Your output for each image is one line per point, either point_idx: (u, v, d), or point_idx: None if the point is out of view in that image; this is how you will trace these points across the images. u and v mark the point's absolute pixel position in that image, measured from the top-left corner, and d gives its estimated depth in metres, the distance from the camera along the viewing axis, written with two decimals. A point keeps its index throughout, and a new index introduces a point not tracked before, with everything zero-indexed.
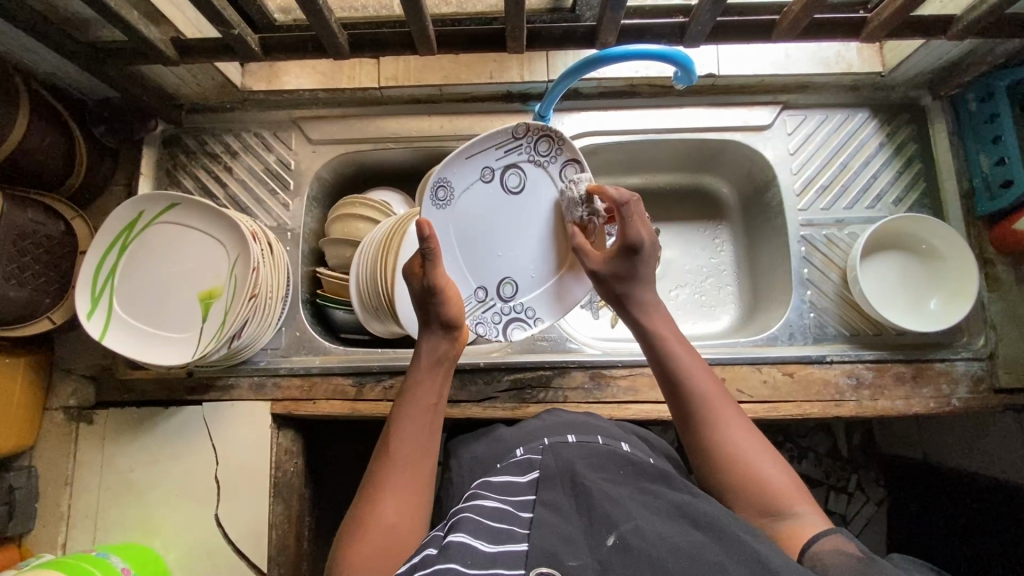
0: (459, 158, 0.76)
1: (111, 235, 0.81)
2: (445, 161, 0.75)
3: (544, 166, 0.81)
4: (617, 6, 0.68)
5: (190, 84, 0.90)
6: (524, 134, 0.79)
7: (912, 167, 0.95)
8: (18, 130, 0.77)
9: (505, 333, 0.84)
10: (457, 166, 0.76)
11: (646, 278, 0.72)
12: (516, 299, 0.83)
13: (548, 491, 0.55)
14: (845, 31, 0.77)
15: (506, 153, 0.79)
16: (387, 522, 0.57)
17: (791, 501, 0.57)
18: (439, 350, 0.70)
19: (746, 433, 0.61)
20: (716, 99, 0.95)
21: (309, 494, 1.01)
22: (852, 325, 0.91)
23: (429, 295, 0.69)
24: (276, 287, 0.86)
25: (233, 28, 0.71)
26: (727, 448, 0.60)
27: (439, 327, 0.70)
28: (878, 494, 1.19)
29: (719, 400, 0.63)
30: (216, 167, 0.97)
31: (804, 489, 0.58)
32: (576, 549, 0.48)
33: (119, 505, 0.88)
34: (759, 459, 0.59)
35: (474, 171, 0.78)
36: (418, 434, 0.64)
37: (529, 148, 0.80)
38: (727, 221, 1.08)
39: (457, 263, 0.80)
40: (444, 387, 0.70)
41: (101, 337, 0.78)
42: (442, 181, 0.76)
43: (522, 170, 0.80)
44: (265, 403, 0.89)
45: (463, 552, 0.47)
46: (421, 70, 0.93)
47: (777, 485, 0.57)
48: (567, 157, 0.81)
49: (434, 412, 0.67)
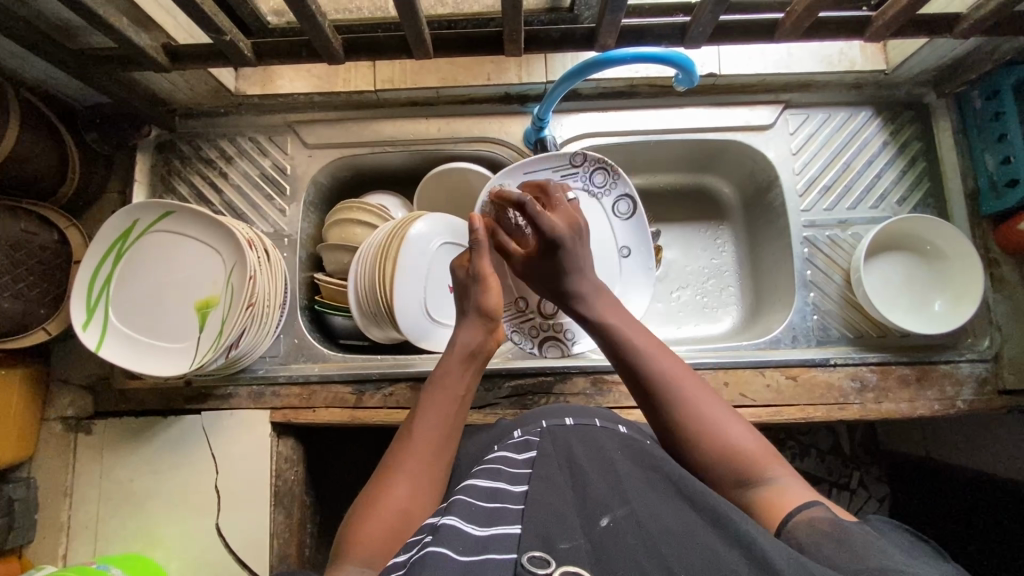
0: (518, 171, 0.86)
1: (107, 243, 0.80)
2: (507, 171, 0.85)
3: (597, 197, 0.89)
4: (616, 9, 0.66)
5: (183, 89, 0.88)
6: (581, 162, 0.87)
7: (916, 166, 0.94)
8: (10, 138, 0.76)
9: (539, 349, 0.89)
10: (516, 178, 0.86)
11: (584, 268, 0.71)
12: (555, 317, 0.89)
13: (546, 470, 0.55)
14: (849, 31, 0.75)
15: (562, 177, 0.88)
16: (400, 505, 0.56)
17: (764, 467, 0.56)
18: (476, 342, 0.70)
19: (711, 400, 0.61)
20: (717, 98, 0.93)
21: (310, 499, 1.01)
22: (856, 328, 0.90)
23: (471, 282, 0.71)
24: (273, 298, 0.84)
25: (225, 35, 0.70)
26: (695, 425, 0.59)
27: (475, 316, 0.70)
28: (880, 491, 1.18)
29: (679, 374, 0.62)
30: (211, 173, 0.96)
31: (777, 453, 0.57)
32: (567, 531, 0.47)
33: (119, 516, 0.87)
34: (726, 427, 0.58)
35: (532, 186, 0.88)
36: (436, 424, 0.64)
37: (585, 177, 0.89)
38: (729, 221, 1.07)
39: (501, 272, 0.87)
40: (472, 380, 0.69)
41: (97, 347, 0.77)
42: (499, 187, 0.86)
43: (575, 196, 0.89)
44: (264, 411, 0.89)
45: (455, 537, 0.46)
46: (418, 72, 0.91)
47: (748, 448, 0.57)
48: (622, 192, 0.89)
49: (461, 405, 0.67)
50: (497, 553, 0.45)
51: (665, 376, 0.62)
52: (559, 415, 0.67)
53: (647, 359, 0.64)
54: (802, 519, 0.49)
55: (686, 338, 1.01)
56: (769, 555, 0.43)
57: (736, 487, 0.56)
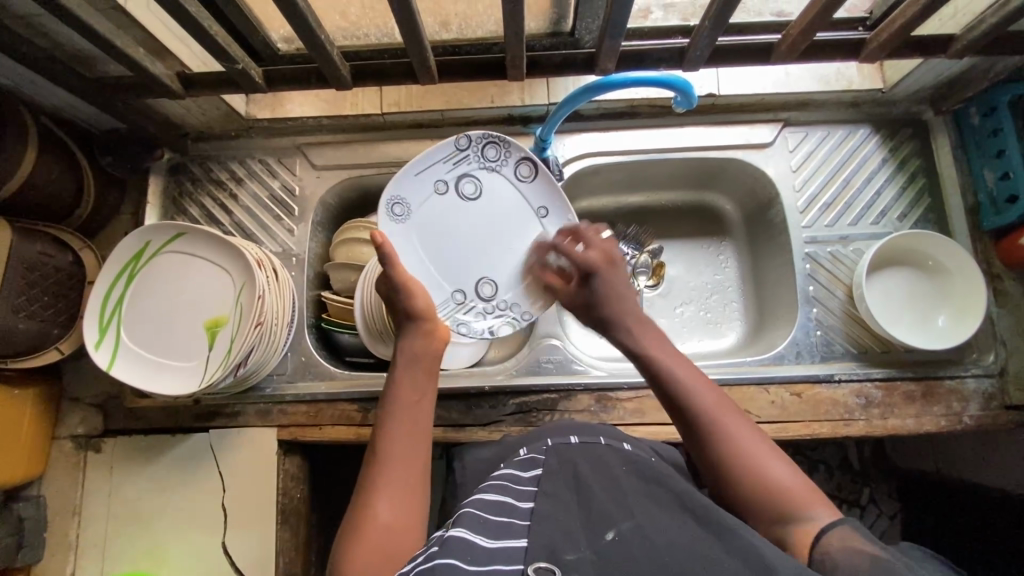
0: (409, 175, 0.80)
1: (119, 266, 0.82)
2: (395, 180, 0.79)
3: (497, 171, 0.83)
4: (616, 36, 0.69)
5: (195, 114, 0.91)
6: (468, 144, 0.82)
7: (916, 182, 0.94)
8: (27, 164, 0.78)
9: (492, 331, 0.85)
10: (408, 182, 0.80)
11: (616, 292, 0.73)
12: (497, 297, 0.85)
13: (551, 485, 0.55)
14: (844, 53, 0.77)
15: (456, 165, 0.82)
16: (384, 523, 0.56)
17: (803, 504, 0.55)
18: (422, 347, 0.71)
19: (751, 435, 0.60)
20: (717, 118, 0.95)
21: (316, 517, 1.01)
22: (860, 344, 0.90)
23: (394, 291, 0.72)
24: (281, 315, 0.86)
25: (237, 63, 0.72)
26: (738, 462, 0.58)
27: (413, 322, 0.72)
28: (891, 507, 1.19)
29: (721, 409, 0.62)
30: (221, 194, 0.98)
31: (819, 492, 0.56)
32: (573, 544, 0.48)
33: (126, 534, 0.88)
34: (769, 460, 0.58)
35: (427, 183, 0.82)
36: (403, 433, 0.64)
37: (478, 156, 0.83)
38: (731, 237, 1.08)
39: (430, 272, 0.83)
40: (430, 382, 0.69)
41: (108, 366, 0.79)
42: (397, 198, 0.80)
43: (476, 176, 0.83)
44: (271, 429, 0.89)
45: (464, 547, 0.47)
46: (424, 96, 0.94)
47: (789, 486, 0.56)
48: (518, 157, 0.83)
49: (424, 413, 0.67)
50: (504, 564, 0.46)
51: (707, 409, 0.62)
52: (565, 434, 0.67)
53: (688, 391, 0.63)
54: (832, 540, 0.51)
55: (690, 354, 1.01)
56: (771, 563, 0.44)
57: (774, 523, 0.55)
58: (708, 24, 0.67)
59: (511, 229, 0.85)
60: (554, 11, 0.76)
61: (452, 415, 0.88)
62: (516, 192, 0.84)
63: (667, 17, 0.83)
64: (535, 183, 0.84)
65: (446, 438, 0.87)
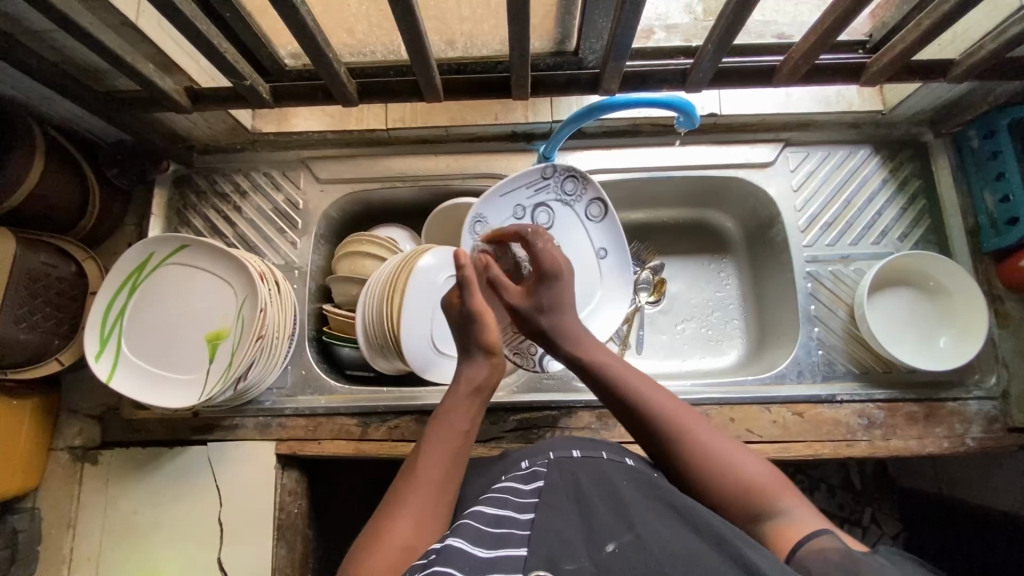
0: (495, 196, 0.87)
1: (122, 276, 0.82)
2: (483, 199, 0.86)
3: (570, 205, 0.91)
4: (620, 57, 0.70)
5: (201, 127, 0.91)
6: (552, 174, 0.89)
7: (916, 203, 0.95)
8: (34, 175, 0.79)
9: (543, 364, 0.92)
10: (492, 203, 0.87)
11: (568, 303, 0.73)
12: None
13: (551, 496, 0.56)
14: (846, 76, 0.78)
15: (536, 192, 0.89)
16: (403, 542, 0.55)
17: (776, 497, 0.58)
18: (480, 377, 0.69)
19: (709, 432, 0.63)
20: (718, 137, 0.96)
21: (313, 532, 1.00)
22: (862, 364, 0.90)
23: (466, 321, 0.70)
24: (282, 329, 0.86)
25: (246, 80, 0.74)
26: (704, 459, 0.61)
27: (478, 352, 0.70)
28: (893, 528, 1.15)
29: (670, 409, 0.65)
30: (225, 207, 0.98)
31: (788, 483, 0.60)
32: (572, 552, 0.48)
33: (121, 548, 0.87)
34: (737, 456, 0.61)
35: (509, 208, 0.89)
36: (444, 458, 0.63)
37: (556, 187, 0.90)
38: (732, 254, 1.08)
39: None
40: (478, 416, 0.69)
41: (108, 379, 0.79)
42: (479, 216, 0.88)
43: (551, 207, 0.90)
44: (270, 443, 0.89)
45: (461, 558, 0.47)
46: (428, 111, 0.95)
47: (757, 478, 0.59)
48: (592, 197, 0.90)
49: (466, 441, 0.66)
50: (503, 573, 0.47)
51: (661, 411, 0.64)
52: (567, 446, 0.65)
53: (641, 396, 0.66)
54: (811, 551, 0.51)
55: (691, 371, 1.01)
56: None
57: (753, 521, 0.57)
58: (711, 47, 0.68)
59: (575, 268, 0.92)
60: (559, 31, 0.76)
61: None
62: (584, 229, 0.92)
63: (669, 38, 0.84)
64: (602, 224, 0.92)
65: None
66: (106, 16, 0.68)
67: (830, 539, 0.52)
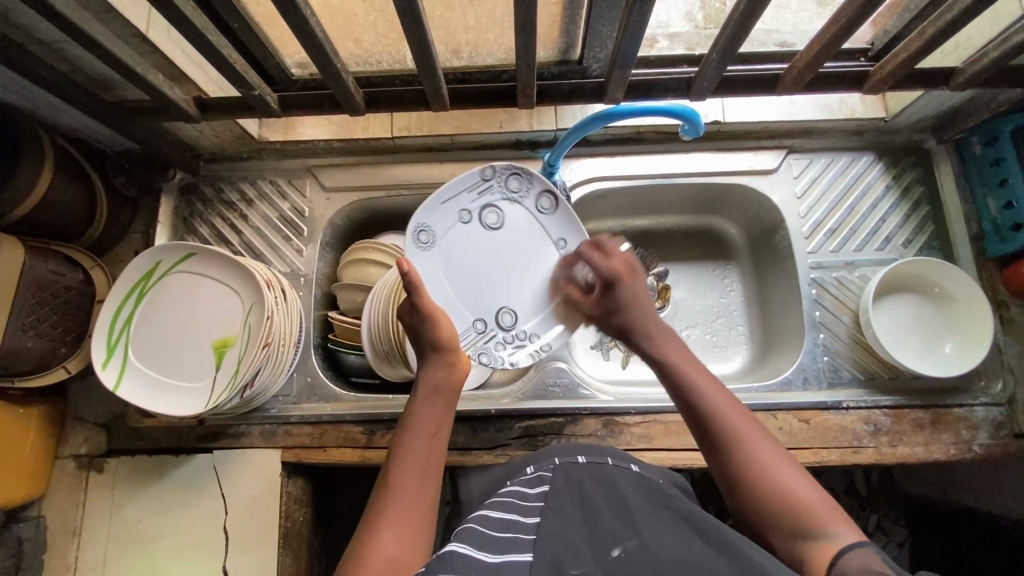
0: (434, 201, 0.76)
1: (129, 284, 0.83)
2: (421, 206, 0.75)
3: (520, 202, 0.79)
4: (625, 66, 0.70)
5: (208, 136, 0.92)
6: (492, 174, 0.78)
7: (919, 210, 0.95)
8: (42, 184, 0.79)
9: (513, 362, 0.80)
10: (434, 209, 0.76)
11: (637, 301, 0.73)
12: (517, 327, 0.80)
13: (557, 501, 0.56)
14: (849, 84, 0.79)
15: (480, 194, 0.78)
16: (390, 553, 0.55)
17: (824, 519, 0.54)
18: (440, 377, 0.70)
19: (764, 442, 0.61)
20: (722, 144, 0.96)
21: (318, 541, 0.99)
22: (867, 370, 0.90)
23: (419, 322, 0.70)
24: (288, 336, 0.86)
25: (254, 90, 0.74)
26: (754, 468, 0.59)
27: (435, 352, 0.70)
28: (899, 534, 1.15)
29: (730, 413, 0.63)
30: (232, 215, 0.99)
31: (839, 509, 0.56)
32: (578, 557, 0.48)
33: (126, 557, 0.87)
34: (789, 475, 0.58)
35: (453, 211, 0.77)
36: (414, 463, 0.63)
37: (501, 186, 0.79)
38: (736, 261, 1.08)
39: (451, 299, 0.78)
40: (444, 417, 0.69)
41: (115, 387, 0.79)
42: (421, 225, 0.76)
43: (500, 208, 0.79)
44: (276, 451, 0.89)
45: (465, 563, 0.47)
46: (434, 120, 0.96)
47: (808, 499, 0.56)
48: (541, 189, 0.79)
49: (434, 443, 0.66)
50: None
51: (718, 413, 0.63)
52: (571, 452, 0.66)
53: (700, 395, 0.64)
54: (852, 566, 0.49)
55: None
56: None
57: (795, 539, 0.55)
58: (716, 56, 0.69)
59: (530, 263, 0.80)
60: (564, 40, 0.77)
61: (457, 438, 0.88)
62: (539, 225, 0.80)
63: (673, 47, 0.85)
64: (557, 216, 0.80)
65: (451, 462, 0.86)
66: (116, 27, 0.68)
67: (871, 554, 0.50)
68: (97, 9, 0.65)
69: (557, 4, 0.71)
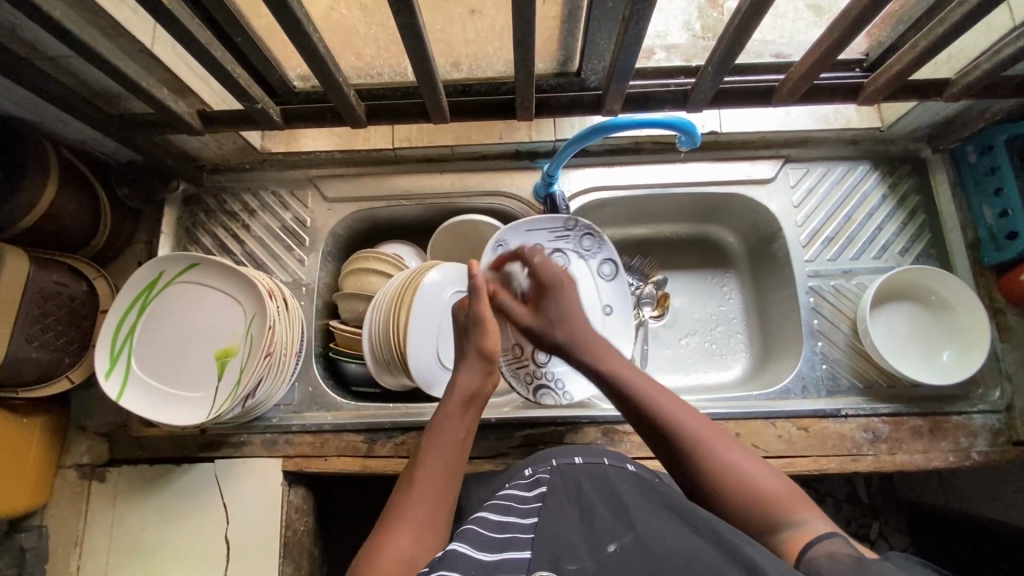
0: (521, 228, 0.91)
1: (133, 294, 0.83)
2: (510, 225, 0.90)
3: (584, 258, 0.95)
4: (623, 78, 0.71)
5: (212, 147, 0.93)
6: (574, 227, 0.93)
7: (916, 218, 0.96)
8: (48, 196, 0.80)
9: (534, 396, 0.90)
10: (518, 233, 0.91)
11: (570, 316, 0.75)
12: (548, 365, 0.92)
13: (554, 502, 0.57)
14: (844, 95, 0.80)
15: (555, 239, 0.93)
16: (404, 555, 0.55)
17: (792, 511, 0.57)
18: (474, 386, 0.70)
19: (720, 439, 0.63)
20: (719, 154, 0.97)
21: (319, 550, 1.00)
22: (865, 378, 0.90)
23: (470, 325, 0.72)
24: (290, 345, 0.86)
25: (257, 103, 0.75)
26: (717, 467, 0.61)
27: (474, 358, 0.71)
28: (901, 542, 1.15)
29: (683, 414, 0.65)
30: (234, 225, 1.00)
31: (805, 498, 0.59)
32: (574, 554, 0.48)
33: (127, 566, 0.87)
34: (750, 468, 0.61)
35: (531, 243, 0.92)
36: (438, 467, 0.64)
37: (575, 241, 0.94)
38: (734, 269, 1.09)
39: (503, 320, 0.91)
40: (472, 425, 0.69)
41: (118, 397, 0.79)
42: (502, 241, 0.90)
43: (567, 256, 0.94)
44: (277, 460, 0.89)
45: (463, 562, 0.48)
46: (434, 131, 0.97)
47: (774, 490, 0.59)
48: (605, 256, 0.95)
49: (461, 450, 0.67)
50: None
51: (671, 416, 0.64)
52: (571, 453, 0.67)
53: (652, 400, 0.66)
54: (820, 554, 0.51)
55: (696, 386, 1.02)
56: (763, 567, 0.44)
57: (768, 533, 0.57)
58: (712, 68, 0.70)
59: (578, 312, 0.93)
60: (562, 53, 0.78)
61: None
62: (596, 283, 0.95)
63: (670, 58, 0.86)
64: (614, 282, 0.96)
65: None
66: (122, 43, 0.70)
67: (837, 542, 0.52)
68: (104, 25, 0.66)
69: (556, 18, 0.72)
